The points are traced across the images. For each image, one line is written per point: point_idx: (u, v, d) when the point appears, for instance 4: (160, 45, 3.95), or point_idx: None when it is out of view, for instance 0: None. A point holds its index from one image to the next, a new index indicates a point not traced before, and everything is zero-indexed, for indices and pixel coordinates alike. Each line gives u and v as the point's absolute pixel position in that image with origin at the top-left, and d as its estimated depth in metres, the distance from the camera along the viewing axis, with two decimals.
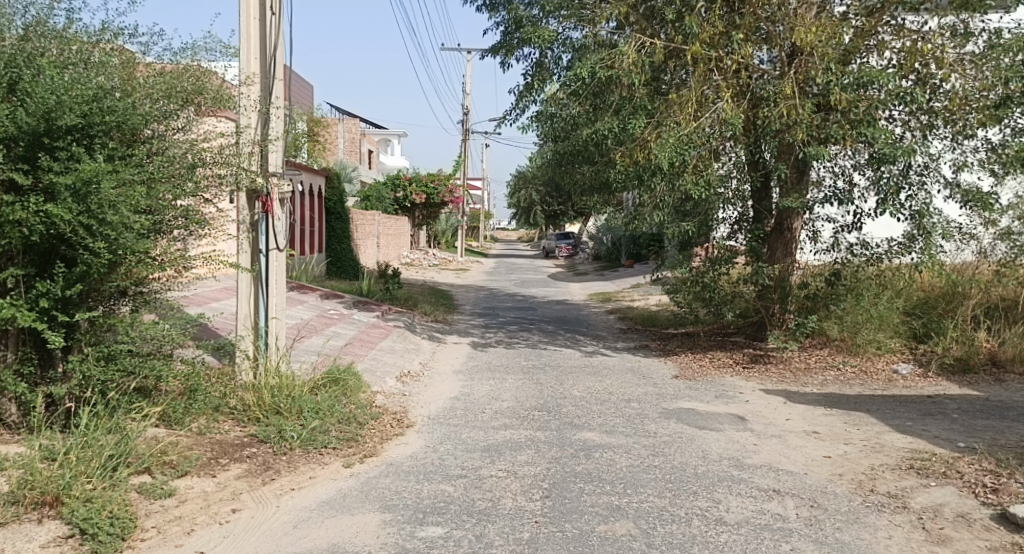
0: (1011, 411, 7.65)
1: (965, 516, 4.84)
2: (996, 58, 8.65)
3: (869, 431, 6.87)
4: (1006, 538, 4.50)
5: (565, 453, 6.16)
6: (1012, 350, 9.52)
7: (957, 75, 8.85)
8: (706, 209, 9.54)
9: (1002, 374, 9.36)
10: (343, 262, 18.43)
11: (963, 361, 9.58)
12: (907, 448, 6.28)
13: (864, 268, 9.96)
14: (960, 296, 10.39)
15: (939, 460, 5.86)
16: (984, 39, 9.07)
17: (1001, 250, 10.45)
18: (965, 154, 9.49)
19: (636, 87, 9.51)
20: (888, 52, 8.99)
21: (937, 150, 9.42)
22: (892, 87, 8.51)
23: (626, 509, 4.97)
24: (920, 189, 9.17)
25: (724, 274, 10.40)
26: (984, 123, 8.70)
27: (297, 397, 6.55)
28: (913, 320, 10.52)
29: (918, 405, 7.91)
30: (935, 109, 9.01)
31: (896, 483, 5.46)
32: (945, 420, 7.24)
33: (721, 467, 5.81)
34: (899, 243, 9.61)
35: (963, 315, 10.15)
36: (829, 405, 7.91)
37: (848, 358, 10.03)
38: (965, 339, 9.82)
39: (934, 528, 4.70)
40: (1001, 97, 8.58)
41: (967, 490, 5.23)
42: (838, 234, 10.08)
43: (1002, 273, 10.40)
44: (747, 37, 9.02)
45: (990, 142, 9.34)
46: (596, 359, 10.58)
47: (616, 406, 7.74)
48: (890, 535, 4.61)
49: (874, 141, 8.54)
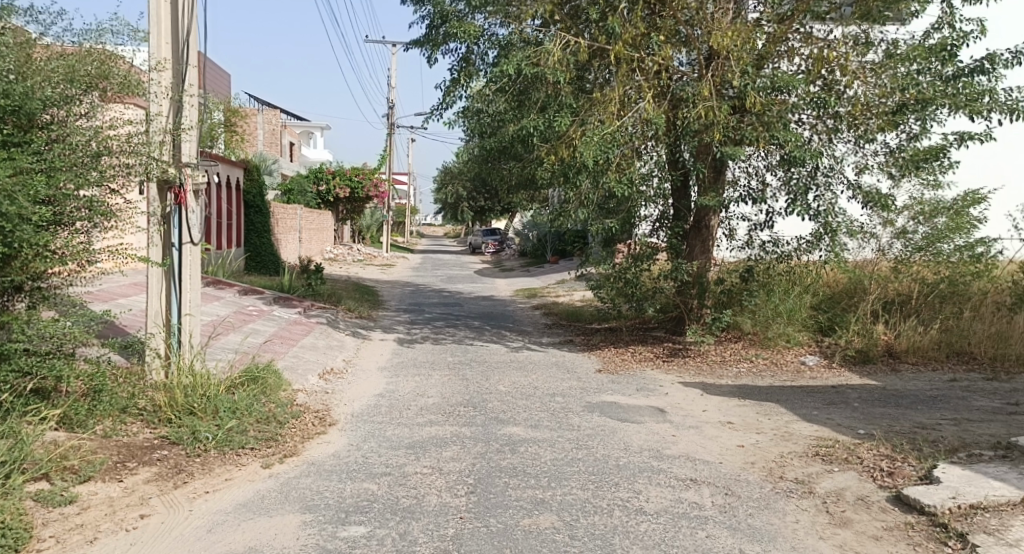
0: (905, 398, 8.07)
1: (864, 498, 5.09)
2: (894, 67, 9.17)
3: (779, 420, 7.13)
4: (900, 519, 4.76)
5: (490, 447, 6.21)
6: (906, 342, 10.01)
7: (860, 82, 9.20)
8: (629, 207, 9.86)
9: (898, 363, 9.83)
10: (264, 257, 18.22)
11: (863, 353, 9.99)
12: (813, 436, 6.54)
13: (775, 265, 10.54)
14: (862, 290, 10.85)
15: (842, 446, 6.14)
16: (883, 48, 9.51)
17: (897, 248, 10.90)
18: (867, 157, 9.87)
19: (563, 85, 9.61)
20: (797, 58, 9.41)
21: (841, 153, 9.78)
22: (803, 92, 8.94)
23: (550, 502, 5.04)
24: (826, 190, 9.63)
25: (645, 270, 10.65)
26: (882, 129, 9.19)
27: (212, 397, 6.43)
28: (819, 314, 10.84)
29: (822, 394, 8.27)
30: (840, 114, 9.34)
31: (802, 470, 5.70)
32: (846, 409, 7.57)
33: (642, 458, 5.95)
34: (807, 241, 10.04)
35: (864, 310, 10.58)
36: (741, 396, 8.19)
37: (760, 351, 10.33)
38: (864, 331, 10.29)
39: (836, 511, 4.92)
40: (898, 104, 9.13)
41: (866, 474, 5.50)
42: (751, 232, 10.55)
43: (899, 270, 10.81)
44: (667, 40, 9.23)
45: (888, 146, 9.75)
46: (522, 353, 10.67)
47: (541, 400, 7.84)
48: (797, 520, 4.81)
49: (785, 143, 8.86)
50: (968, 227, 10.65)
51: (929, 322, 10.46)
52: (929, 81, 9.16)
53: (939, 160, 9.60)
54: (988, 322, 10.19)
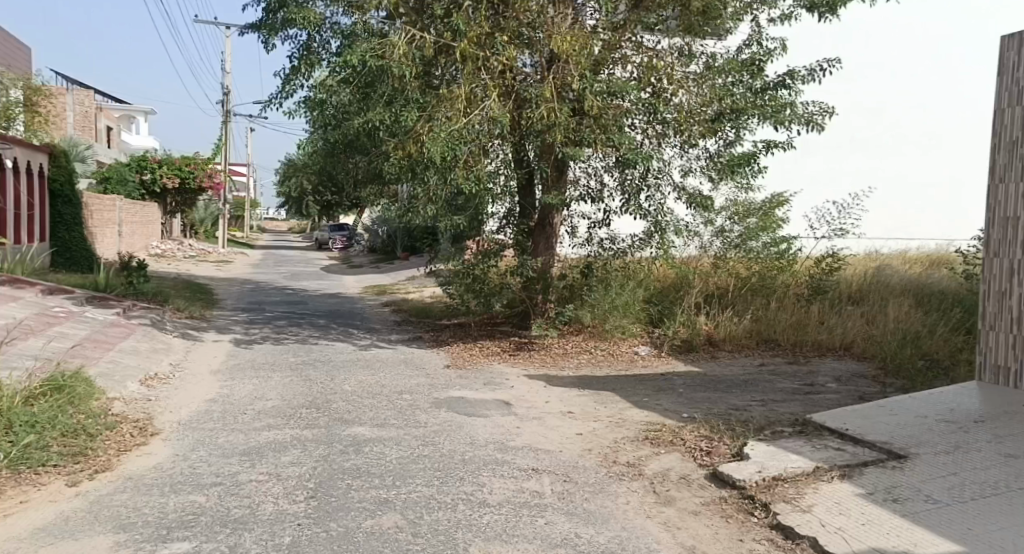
0: (722, 382, 8.67)
1: (685, 477, 5.50)
2: (713, 79, 9.91)
3: (615, 408, 7.46)
4: (714, 494, 5.23)
5: (333, 450, 6.13)
6: (725, 331, 10.68)
7: (684, 91, 9.69)
8: (477, 205, 9.77)
9: (716, 351, 10.44)
10: (74, 251, 16.99)
11: (688, 342, 10.61)
12: (644, 421, 6.89)
13: (611, 262, 11.12)
14: (687, 285, 11.52)
15: (668, 429, 6.53)
16: (703, 60, 10.23)
17: (717, 245, 11.85)
18: (690, 161, 10.47)
19: (408, 79, 9.49)
20: (630, 66, 9.74)
21: (668, 157, 10.29)
22: (636, 98, 9.37)
23: (393, 501, 5.05)
24: (657, 191, 10.32)
25: (493, 267, 10.88)
26: (703, 135, 9.85)
27: (8, 410, 5.92)
28: (651, 307, 11.30)
29: (651, 381, 8.74)
30: (668, 121, 9.76)
31: (634, 453, 6.02)
32: (672, 394, 8.03)
33: (486, 451, 6.07)
34: (639, 239, 10.87)
35: (689, 303, 11.16)
36: (582, 386, 8.50)
37: (598, 342, 10.75)
38: (689, 322, 10.88)
39: (661, 490, 5.28)
40: (716, 113, 9.87)
41: (688, 455, 5.91)
42: (591, 229, 10.98)
43: (718, 265, 11.70)
44: (510, 41, 9.38)
45: (709, 151, 10.38)
46: (369, 352, 10.56)
47: (388, 399, 7.81)
48: (627, 501, 5.11)
49: (620, 146, 9.29)
50: (773, 226, 11.88)
51: (743, 313, 11.15)
52: (744, 91, 10.10)
53: (752, 166, 10.25)
54: (791, 311, 11.03)
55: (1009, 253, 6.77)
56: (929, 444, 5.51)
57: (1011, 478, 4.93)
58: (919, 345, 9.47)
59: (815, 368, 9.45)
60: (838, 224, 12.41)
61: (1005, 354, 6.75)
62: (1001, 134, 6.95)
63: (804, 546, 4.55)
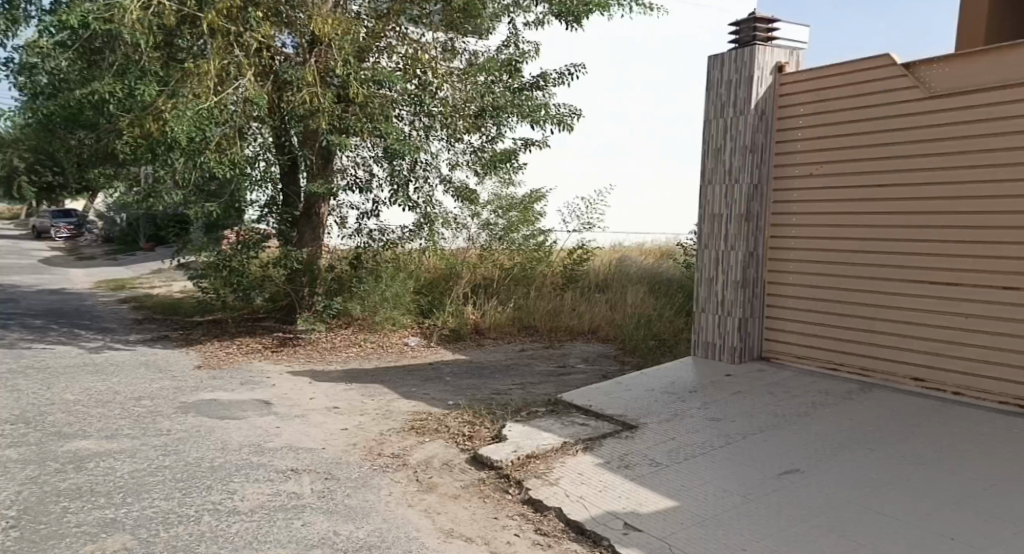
0: (488, 368, 9.00)
1: (448, 463, 5.79)
2: (477, 75, 10.10)
3: (382, 400, 7.49)
4: (475, 476, 5.58)
5: (47, 469, 5.57)
6: (491, 320, 11.11)
7: (450, 84, 9.88)
8: (234, 191, 9.59)
9: (483, 339, 10.87)
10: None
11: (456, 332, 10.92)
12: (411, 411, 7.02)
13: (381, 253, 11.03)
14: (455, 276, 11.70)
15: (433, 417, 6.74)
16: (467, 57, 10.60)
17: (482, 237, 12.06)
18: (456, 154, 10.62)
19: (145, 49, 8.76)
20: (396, 56, 9.72)
21: (435, 150, 10.37)
22: (401, 88, 9.44)
23: (121, 521, 4.81)
24: (424, 183, 10.37)
25: (253, 260, 10.44)
26: (467, 129, 10.07)
27: None
28: (420, 298, 11.46)
29: (420, 372, 8.84)
30: (434, 114, 9.92)
31: (399, 444, 6.19)
32: (440, 383, 8.18)
33: (240, 456, 5.87)
34: (410, 229, 10.84)
35: (457, 293, 11.48)
36: (348, 380, 8.43)
37: (369, 336, 10.68)
38: (458, 312, 11.16)
39: (424, 478, 5.56)
40: (479, 109, 10.07)
41: (452, 441, 6.21)
42: (360, 219, 10.85)
43: (484, 256, 12.00)
44: (266, 18, 9.02)
45: (473, 146, 10.55)
46: (102, 355, 9.67)
47: (121, 407, 7.18)
48: (389, 493, 5.31)
49: (386, 136, 9.32)
50: (533, 220, 12.35)
51: (506, 302, 11.63)
52: (502, 91, 10.22)
53: (513, 162, 10.62)
54: (547, 301, 11.61)
55: (713, 245, 7.77)
56: (655, 414, 6.31)
57: (715, 438, 5.78)
58: (653, 325, 10.16)
59: (565, 350, 10.09)
60: (585, 219, 13.40)
61: (712, 332, 7.70)
62: (708, 142, 7.84)
63: (551, 518, 4.99)
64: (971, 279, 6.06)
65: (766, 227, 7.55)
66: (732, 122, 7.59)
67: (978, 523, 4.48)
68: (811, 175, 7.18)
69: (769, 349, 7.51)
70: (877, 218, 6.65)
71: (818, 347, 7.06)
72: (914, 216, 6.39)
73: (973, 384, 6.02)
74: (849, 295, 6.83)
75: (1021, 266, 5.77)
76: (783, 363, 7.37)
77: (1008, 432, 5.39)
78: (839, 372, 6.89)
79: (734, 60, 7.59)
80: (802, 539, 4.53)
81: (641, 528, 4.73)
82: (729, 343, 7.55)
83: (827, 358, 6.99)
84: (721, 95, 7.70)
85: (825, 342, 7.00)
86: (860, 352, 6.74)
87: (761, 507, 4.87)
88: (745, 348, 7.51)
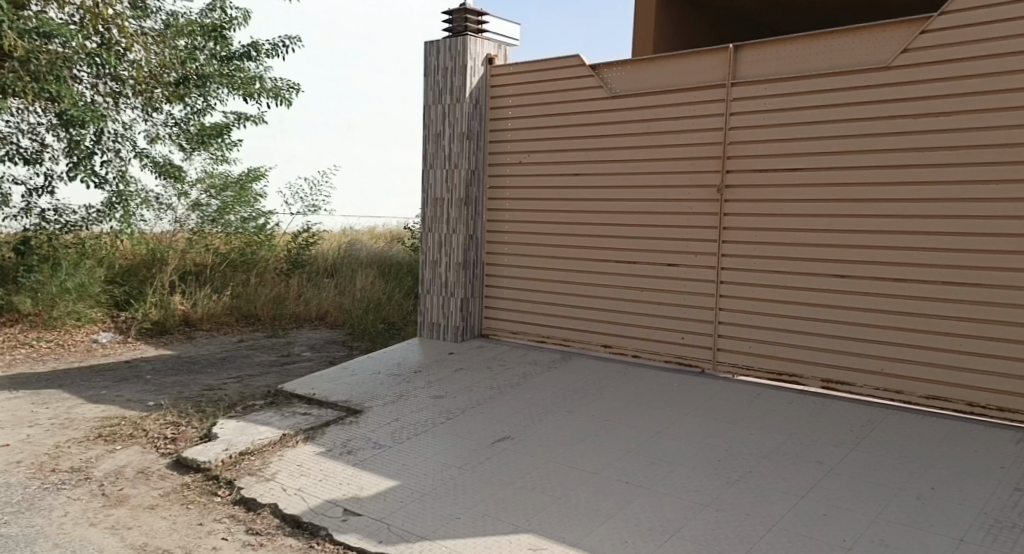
0: (195, 363, 8.42)
1: (143, 471, 5.37)
2: (171, 39, 10.09)
3: (60, 407, 6.70)
4: (175, 483, 5.21)
5: None
6: (202, 310, 10.42)
7: (140, 47, 9.73)
8: None
9: (192, 332, 10.22)
10: None
11: (160, 325, 10.15)
12: (98, 417, 6.36)
13: (59, 235, 10.25)
14: (159, 262, 10.86)
15: (127, 422, 6.18)
16: (161, 18, 10.12)
17: (192, 219, 11.20)
18: (156, 126, 10.39)
19: None
20: (68, 10, 9.33)
21: (129, 118, 10.21)
22: (79, 46, 8.98)
23: None
24: (111, 154, 9.96)
25: None
26: (165, 99, 10.07)
27: None
28: (114, 287, 10.40)
29: (114, 371, 8.05)
30: (122, 78, 9.75)
31: (81, 456, 5.63)
32: (138, 383, 7.48)
33: None
34: (97, 210, 10.31)
35: (161, 281, 10.57)
36: (15, 387, 7.43)
37: (42, 334, 9.54)
38: (161, 303, 10.30)
39: (113, 491, 5.10)
40: (180, 78, 10.13)
41: (149, 446, 5.76)
42: (28, 197, 10.07)
43: (193, 240, 11.17)
44: None
45: (174, 117, 10.44)
46: None
47: None
48: (65, 513, 4.81)
49: (59, 98, 8.85)
50: (252, 200, 11.54)
51: (222, 290, 10.95)
52: (206, 59, 10.41)
53: (224, 138, 10.71)
54: (270, 287, 11.17)
55: (438, 229, 7.91)
56: (381, 396, 6.28)
57: (438, 416, 5.86)
58: (381, 310, 10.08)
59: (289, 338, 9.72)
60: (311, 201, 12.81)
61: (436, 313, 7.87)
62: (428, 127, 7.95)
63: (265, 515, 4.76)
64: (645, 254, 6.66)
65: (484, 212, 7.78)
66: (450, 109, 7.75)
67: (642, 466, 4.90)
68: (520, 164, 7.51)
69: (489, 327, 7.80)
70: (568, 204, 7.16)
71: (529, 321, 7.47)
72: (599, 202, 6.94)
73: (647, 348, 6.66)
74: (552, 274, 7.26)
75: (680, 247, 6.47)
76: (502, 339, 7.70)
77: (671, 388, 6.04)
78: (547, 344, 7.34)
79: (449, 48, 7.75)
80: (500, 500, 4.63)
81: (359, 512, 4.62)
82: (451, 323, 7.75)
83: (537, 331, 7.41)
84: (439, 81, 7.83)
85: (533, 317, 7.42)
86: (563, 327, 7.20)
87: (475, 475, 4.98)
88: (466, 327, 7.74)
